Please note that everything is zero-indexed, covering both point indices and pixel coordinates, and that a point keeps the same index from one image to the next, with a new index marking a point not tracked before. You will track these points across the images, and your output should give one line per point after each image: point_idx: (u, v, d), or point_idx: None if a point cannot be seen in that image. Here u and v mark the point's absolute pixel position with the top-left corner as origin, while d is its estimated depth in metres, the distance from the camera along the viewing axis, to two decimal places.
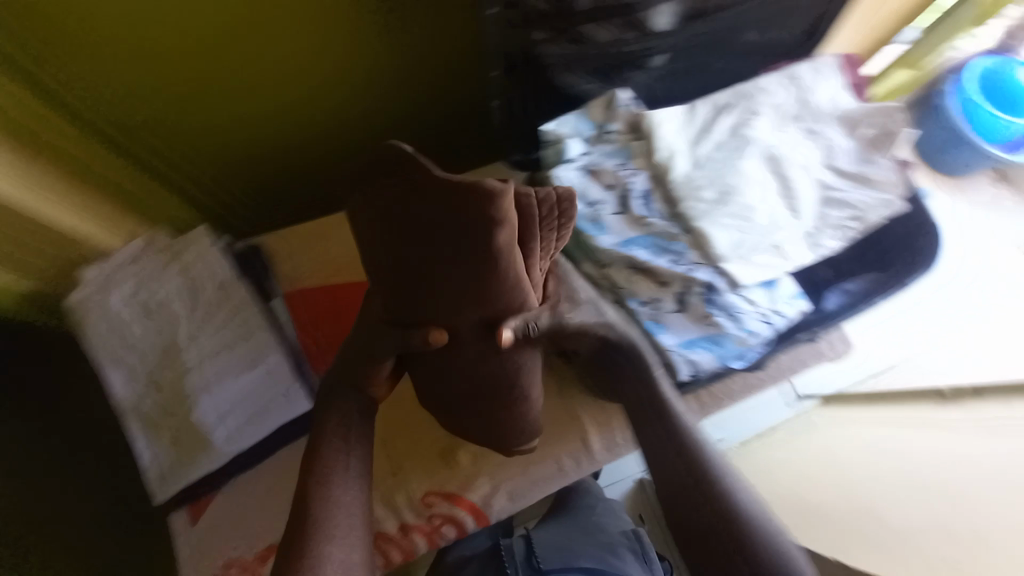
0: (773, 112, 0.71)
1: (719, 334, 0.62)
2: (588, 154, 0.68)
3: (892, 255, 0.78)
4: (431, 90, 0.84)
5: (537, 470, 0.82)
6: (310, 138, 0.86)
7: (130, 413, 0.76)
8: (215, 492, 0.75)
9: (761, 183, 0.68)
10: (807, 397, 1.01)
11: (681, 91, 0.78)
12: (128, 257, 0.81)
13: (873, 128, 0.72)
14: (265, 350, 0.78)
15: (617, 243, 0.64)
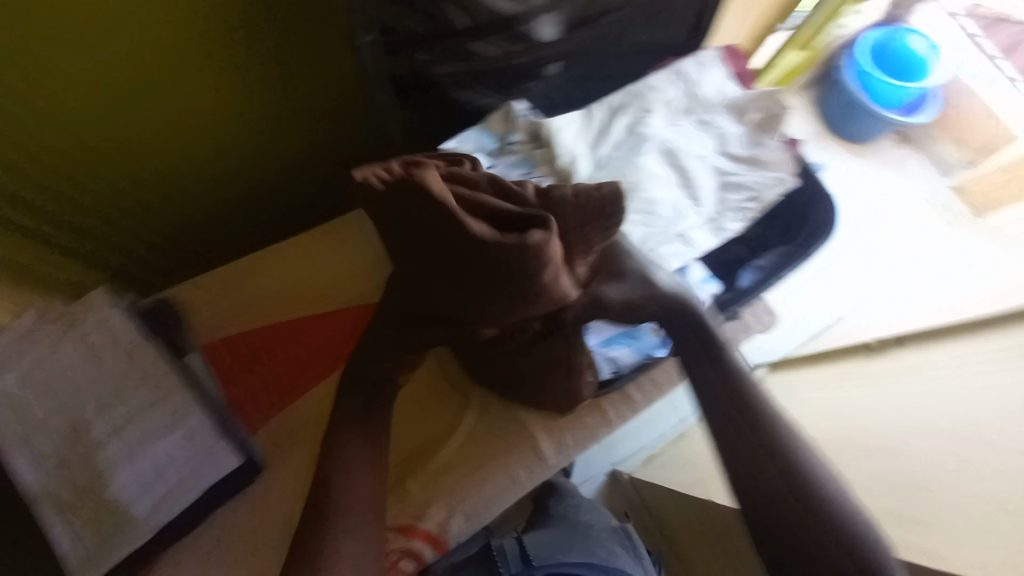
0: (665, 108, 0.74)
1: None
2: (492, 167, 0.69)
3: (796, 229, 0.82)
4: (339, 115, 0.86)
5: (491, 487, 0.81)
6: (222, 169, 0.84)
7: (37, 503, 0.69)
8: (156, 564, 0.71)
9: (661, 177, 0.70)
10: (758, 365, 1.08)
11: (582, 96, 0.81)
12: (19, 331, 0.73)
13: (759, 113, 0.76)
14: (187, 410, 0.74)
15: None
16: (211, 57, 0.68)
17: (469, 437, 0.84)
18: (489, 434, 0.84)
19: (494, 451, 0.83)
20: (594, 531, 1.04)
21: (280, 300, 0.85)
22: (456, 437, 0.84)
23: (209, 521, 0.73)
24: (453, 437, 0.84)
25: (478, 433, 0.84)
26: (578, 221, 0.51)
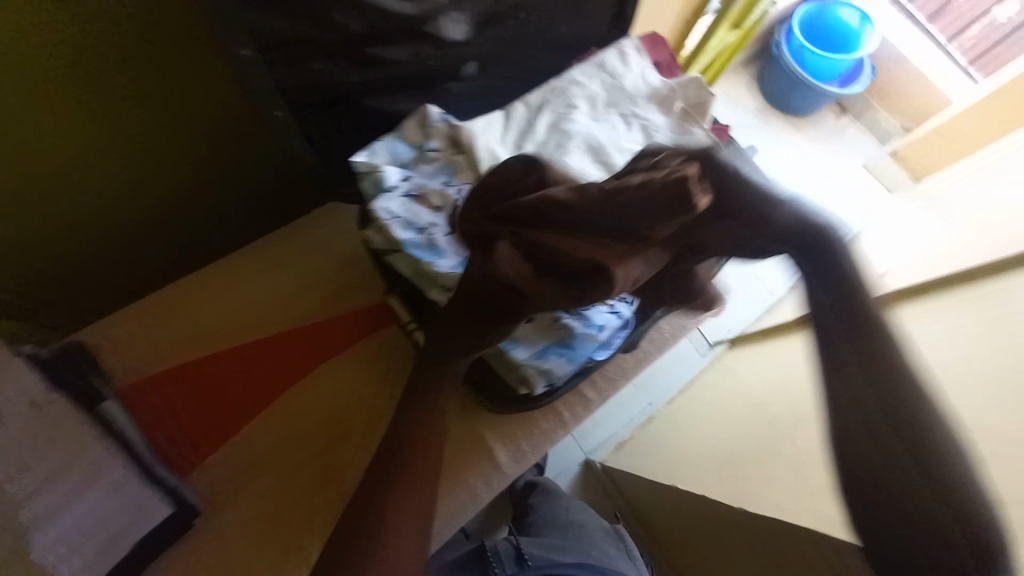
0: (588, 102, 0.73)
1: (569, 337, 0.58)
2: (409, 178, 0.64)
3: None
4: (223, 105, 0.78)
5: (449, 504, 0.79)
6: (95, 185, 0.75)
7: None
8: None
9: (589, 174, 0.67)
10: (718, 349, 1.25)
11: (506, 95, 0.79)
12: None
13: (682, 101, 0.76)
14: (110, 459, 0.71)
15: (456, 266, 0.61)
16: (44, 59, 0.60)
17: None
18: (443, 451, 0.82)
19: (451, 469, 0.81)
20: (587, 531, 1.05)
21: (218, 327, 0.85)
22: None
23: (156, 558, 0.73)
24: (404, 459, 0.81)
25: None
26: (646, 214, 0.38)
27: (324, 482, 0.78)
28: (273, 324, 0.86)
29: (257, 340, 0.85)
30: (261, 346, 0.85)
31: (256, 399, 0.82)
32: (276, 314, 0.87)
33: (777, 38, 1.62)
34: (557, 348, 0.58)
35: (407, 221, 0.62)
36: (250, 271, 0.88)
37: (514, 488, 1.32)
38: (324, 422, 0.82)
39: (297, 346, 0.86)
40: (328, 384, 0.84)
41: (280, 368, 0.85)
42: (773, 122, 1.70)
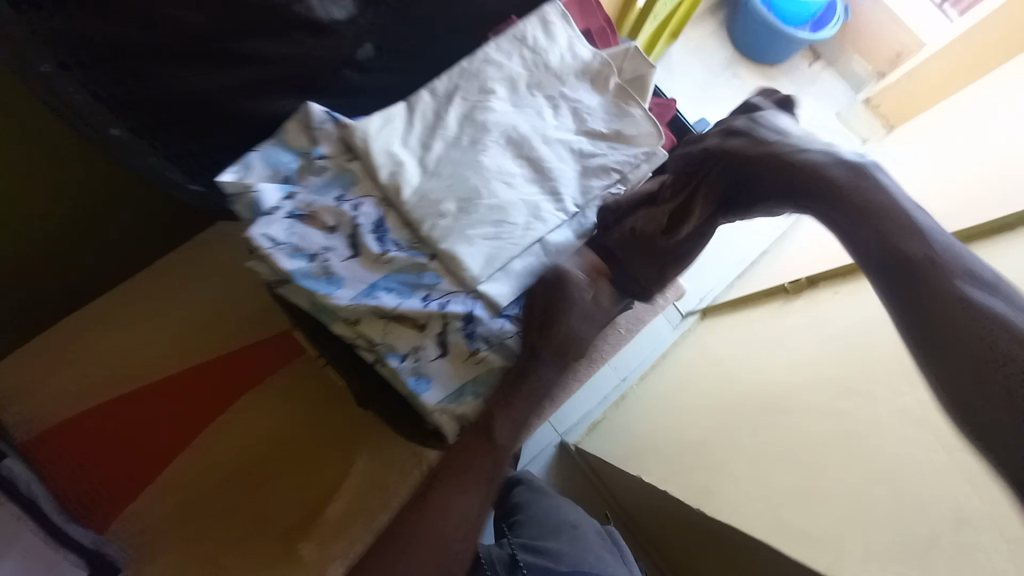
0: (508, 84, 0.62)
1: (484, 373, 0.53)
2: (295, 195, 0.55)
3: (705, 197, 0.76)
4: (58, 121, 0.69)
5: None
6: None
7: None
8: None
9: (510, 174, 0.58)
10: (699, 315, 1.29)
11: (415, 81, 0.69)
12: None
13: (618, 76, 0.66)
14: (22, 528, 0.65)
15: (355, 296, 0.53)
16: None
17: (359, 484, 0.76)
18: (382, 474, 0.77)
19: (392, 492, 0.76)
20: (581, 531, 0.95)
21: (128, 363, 0.78)
22: (347, 486, 0.76)
23: None
24: (341, 488, 0.76)
25: (370, 477, 0.77)
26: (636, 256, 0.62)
27: (258, 516, 0.75)
28: (193, 353, 0.82)
29: (174, 372, 0.80)
30: (182, 378, 0.81)
31: (179, 435, 0.78)
32: (196, 343, 0.83)
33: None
34: (473, 387, 0.53)
35: (295, 248, 0.53)
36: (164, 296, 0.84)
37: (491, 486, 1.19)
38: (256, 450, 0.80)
39: (220, 374, 0.83)
40: (259, 410, 0.82)
41: (205, 399, 0.81)
42: (744, 75, 1.57)
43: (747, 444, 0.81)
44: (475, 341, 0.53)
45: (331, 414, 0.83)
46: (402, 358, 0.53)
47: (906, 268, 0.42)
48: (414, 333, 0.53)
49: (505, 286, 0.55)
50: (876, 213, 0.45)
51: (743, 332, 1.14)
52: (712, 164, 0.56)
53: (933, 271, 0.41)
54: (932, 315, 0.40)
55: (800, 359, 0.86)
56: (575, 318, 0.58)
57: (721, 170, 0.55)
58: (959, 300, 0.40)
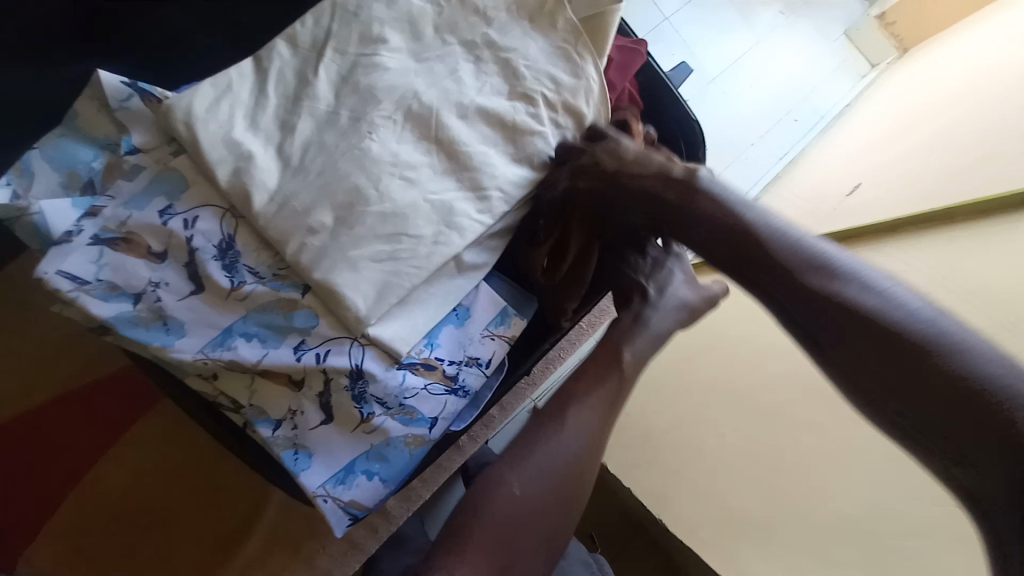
0: (406, 28, 0.45)
1: (383, 445, 0.41)
2: (100, 212, 0.39)
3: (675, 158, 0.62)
4: None
5: (324, 560, 0.68)
6: None
7: None
8: None
9: (409, 164, 0.42)
10: None
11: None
12: None
13: (569, 11, 0.48)
14: None
15: (203, 349, 0.39)
16: None
17: (282, 515, 0.69)
18: (305, 507, 0.69)
19: (318, 521, 0.69)
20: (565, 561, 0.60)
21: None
22: (266, 517, 0.68)
23: None
24: (259, 522, 0.68)
25: (293, 505, 0.69)
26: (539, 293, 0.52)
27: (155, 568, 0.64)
28: (41, 390, 0.65)
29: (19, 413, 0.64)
30: (26, 423, 0.63)
31: (40, 493, 0.62)
32: (47, 376, 0.65)
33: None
34: (369, 463, 0.41)
35: (109, 286, 0.39)
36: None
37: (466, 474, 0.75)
38: (142, 499, 0.65)
39: (79, 412, 0.65)
40: (149, 448, 0.67)
41: (66, 445, 0.64)
42: None
43: (712, 445, 0.70)
44: (364, 405, 0.40)
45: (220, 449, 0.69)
46: (275, 425, 0.40)
47: (770, 278, 0.37)
48: (289, 392, 0.40)
49: (405, 323, 0.41)
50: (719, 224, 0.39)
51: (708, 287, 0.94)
52: (570, 208, 0.45)
53: (795, 272, 0.36)
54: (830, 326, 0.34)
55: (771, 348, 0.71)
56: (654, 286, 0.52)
57: (584, 210, 0.46)
58: (829, 298, 0.34)
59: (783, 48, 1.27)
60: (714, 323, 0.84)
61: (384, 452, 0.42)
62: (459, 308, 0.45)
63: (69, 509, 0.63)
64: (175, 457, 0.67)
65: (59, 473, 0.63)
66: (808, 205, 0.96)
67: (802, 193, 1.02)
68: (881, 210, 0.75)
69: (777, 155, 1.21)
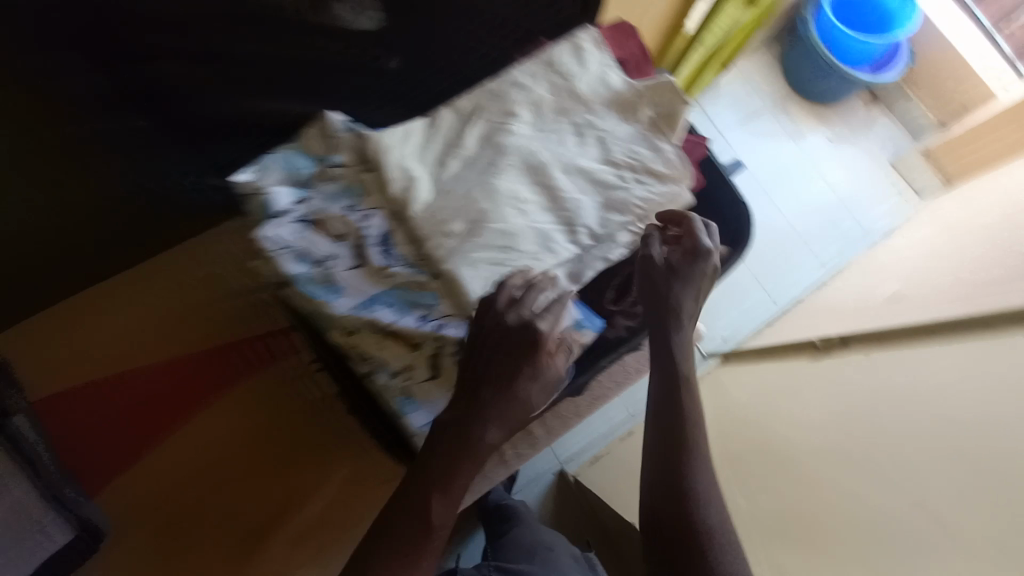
0: (533, 108, 0.62)
1: None
2: (306, 200, 0.55)
3: (736, 221, 0.70)
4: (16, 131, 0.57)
5: None
6: None
7: None
8: None
9: (527, 203, 0.57)
10: (711, 355, 1.23)
11: (429, 95, 0.69)
12: None
13: (654, 107, 0.63)
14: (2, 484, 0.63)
15: (355, 307, 0.53)
16: None
17: (346, 487, 0.72)
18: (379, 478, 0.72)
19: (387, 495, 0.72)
20: (556, 555, 0.86)
21: (95, 354, 0.73)
22: (329, 490, 0.72)
23: None
24: (326, 492, 0.72)
25: (360, 478, 0.72)
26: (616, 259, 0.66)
27: (222, 526, 0.70)
28: (175, 347, 0.74)
29: (155, 363, 0.73)
30: (157, 371, 0.73)
31: (148, 433, 0.71)
32: (187, 330, 0.75)
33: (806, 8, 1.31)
34: None
35: (301, 254, 0.54)
36: (153, 278, 0.75)
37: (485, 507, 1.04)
38: (217, 459, 0.72)
39: (199, 372, 0.73)
40: (242, 412, 0.73)
41: (184, 394, 0.73)
42: (794, 111, 1.43)
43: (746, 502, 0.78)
44: None
45: (305, 422, 0.74)
46: (393, 374, 0.53)
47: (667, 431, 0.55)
48: (406, 352, 0.52)
49: None
50: (664, 395, 0.56)
51: (756, 380, 1.00)
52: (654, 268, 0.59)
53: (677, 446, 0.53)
54: (663, 484, 0.51)
55: (809, 419, 0.77)
56: (516, 357, 0.48)
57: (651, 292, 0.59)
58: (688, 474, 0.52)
59: (828, 167, 1.41)
60: (766, 408, 0.89)
61: None
62: None
63: (168, 452, 0.71)
64: (262, 427, 0.73)
65: (168, 422, 0.71)
66: (854, 305, 1.03)
67: (846, 295, 1.12)
68: (916, 308, 0.82)
69: (823, 263, 1.32)
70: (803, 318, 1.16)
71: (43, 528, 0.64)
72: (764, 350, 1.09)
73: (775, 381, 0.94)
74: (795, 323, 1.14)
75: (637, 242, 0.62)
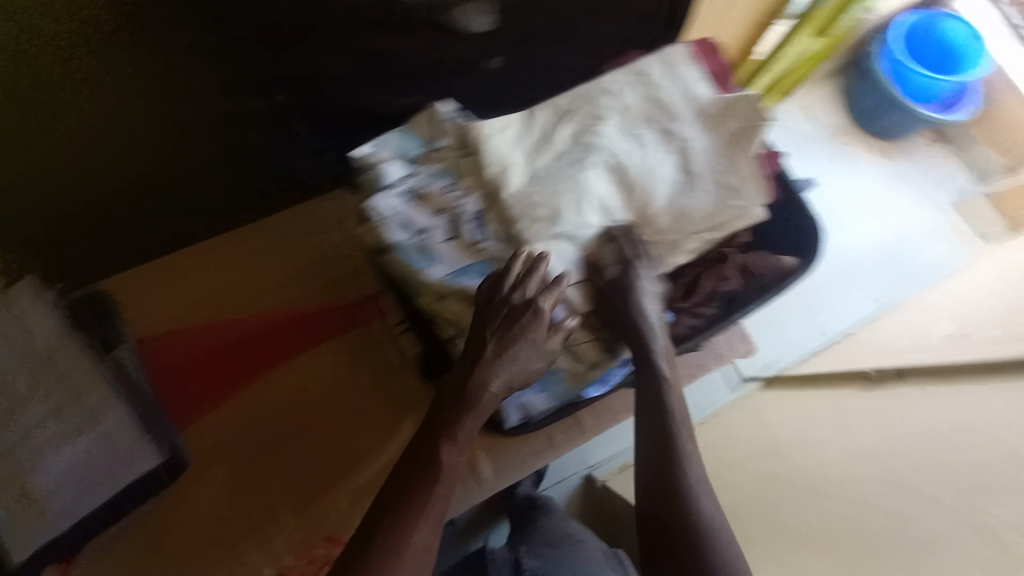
0: (621, 112, 0.66)
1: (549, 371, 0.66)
2: (412, 177, 0.61)
3: (804, 238, 0.72)
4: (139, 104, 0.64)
5: None
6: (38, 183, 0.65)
7: None
8: (76, 558, 0.71)
9: (609, 198, 0.61)
10: (750, 379, 1.21)
11: (521, 97, 0.75)
12: None
13: (739, 120, 0.65)
14: (106, 410, 0.70)
15: (448, 276, 0.59)
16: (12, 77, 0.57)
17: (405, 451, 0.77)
18: None
19: None
20: (585, 548, 0.91)
21: (197, 302, 0.81)
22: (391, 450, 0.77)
23: (129, 515, 0.72)
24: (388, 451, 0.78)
25: None
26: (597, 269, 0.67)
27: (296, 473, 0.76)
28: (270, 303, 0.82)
29: (250, 317, 0.81)
30: (250, 323, 0.80)
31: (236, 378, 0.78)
32: (284, 289, 0.83)
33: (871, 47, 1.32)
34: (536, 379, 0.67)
35: (404, 224, 0.59)
36: (256, 240, 0.83)
37: (511, 498, 1.08)
38: (292, 409, 0.78)
39: (286, 329, 0.80)
40: (321, 368, 0.80)
41: (271, 347, 0.80)
42: (853, 145, 1.42)
43: (792, 525, 0.79)
44: None
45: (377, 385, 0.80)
46: None
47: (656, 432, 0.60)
48: None
49: None
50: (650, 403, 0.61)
51: (801, 407, 1.00)
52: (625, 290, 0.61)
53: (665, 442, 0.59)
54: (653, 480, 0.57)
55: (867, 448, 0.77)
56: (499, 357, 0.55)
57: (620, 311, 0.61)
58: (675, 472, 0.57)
59: (887, 203, 1.39)
60: (813, 431, 0.89)
61: (546, 377, 0.67)
62: None
63: (252, 397, 0.78)
64: (337, 385, 0.79)
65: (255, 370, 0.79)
66: (912, 341, 1.02)
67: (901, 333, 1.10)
68: (979, 347, 0.81)
69: (875, 300, 1.30)
70: (854, 351, 1.15)
71: (135, 452, 0.71)
72: (814, 378, 1.09)
73: (822, 410, 0.95)
74: (844, 355, 1.14)
75: (706, 246, 0.66)
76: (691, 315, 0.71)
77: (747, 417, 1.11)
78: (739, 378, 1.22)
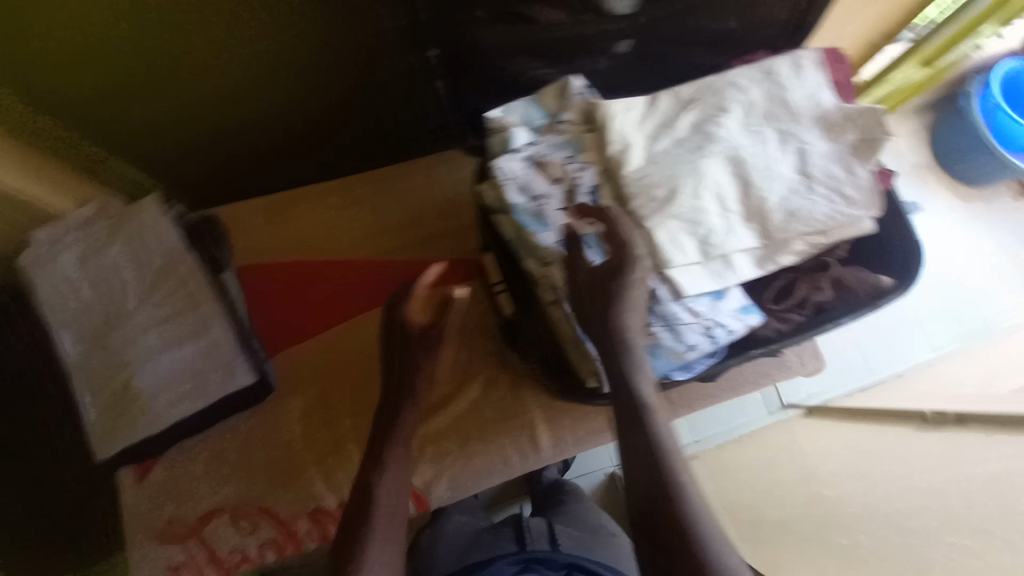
0: (743, 108, 0.67)
1: (654, 346, 0.65)
2: (536, 144, 0.64)
3: (904, 258, 0.72)
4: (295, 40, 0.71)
5: (498, 451, 0.81)
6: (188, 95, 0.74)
7: (76, 372, 0.74)
8: (159, 455, 0.77)
9: (723, 189, 0.62)
10: (790, 404, 1.19)
11: (636, 86, 0.78)
12: (76, 221, 0.77)
13: (858, 133, 0.65)
14: (211, 323, 0.75)
15: (559, 243, 0.62)
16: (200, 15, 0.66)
17: (469, 408, 0.82)
18: (510, 402, 0.82)
19: (513, 419, 0.81)
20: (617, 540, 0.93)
21: (296, 238, 0.85)
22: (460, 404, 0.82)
23: (215, 425, 0.77)
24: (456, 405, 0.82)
25: (489, 400, 0.82)
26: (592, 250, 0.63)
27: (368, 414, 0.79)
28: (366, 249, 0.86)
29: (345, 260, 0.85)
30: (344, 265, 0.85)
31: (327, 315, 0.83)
32: (381, 238, 0.86)
33: (968, 86, 1.26)
34: (641, 352, 0.66)
35: (521, 187, 0.62)
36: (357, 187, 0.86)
37: (535, 482, 1.08)
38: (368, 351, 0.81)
39: (377, 275, 0.84)
40: None
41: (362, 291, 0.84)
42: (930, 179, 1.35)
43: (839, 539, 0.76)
44: (651, 317, 0.63)
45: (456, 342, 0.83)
46: None
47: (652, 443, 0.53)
48: None
49: (689, 277, 0.61)
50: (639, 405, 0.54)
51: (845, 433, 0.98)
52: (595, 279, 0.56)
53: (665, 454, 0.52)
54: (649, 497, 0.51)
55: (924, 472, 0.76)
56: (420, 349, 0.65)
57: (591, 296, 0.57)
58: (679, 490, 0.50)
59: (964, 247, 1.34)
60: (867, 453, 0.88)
61: (653, 350, 0.66)
62: (719, 291, 0.63)
63: (337, 336, 0.82)
64: None
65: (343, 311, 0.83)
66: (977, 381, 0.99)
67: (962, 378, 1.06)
68: None
69: (932, 345, 1.24)
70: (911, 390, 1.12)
71: (232, 365, 0.74)
72: (862, 410, 1.04)
73: (870, 437, 0.92)
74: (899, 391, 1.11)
75: (809, 252, 0.66)
76: (781, 319, 0.72)
77: (785, 439, 1.09)
78: (779, 402, 1.20)
